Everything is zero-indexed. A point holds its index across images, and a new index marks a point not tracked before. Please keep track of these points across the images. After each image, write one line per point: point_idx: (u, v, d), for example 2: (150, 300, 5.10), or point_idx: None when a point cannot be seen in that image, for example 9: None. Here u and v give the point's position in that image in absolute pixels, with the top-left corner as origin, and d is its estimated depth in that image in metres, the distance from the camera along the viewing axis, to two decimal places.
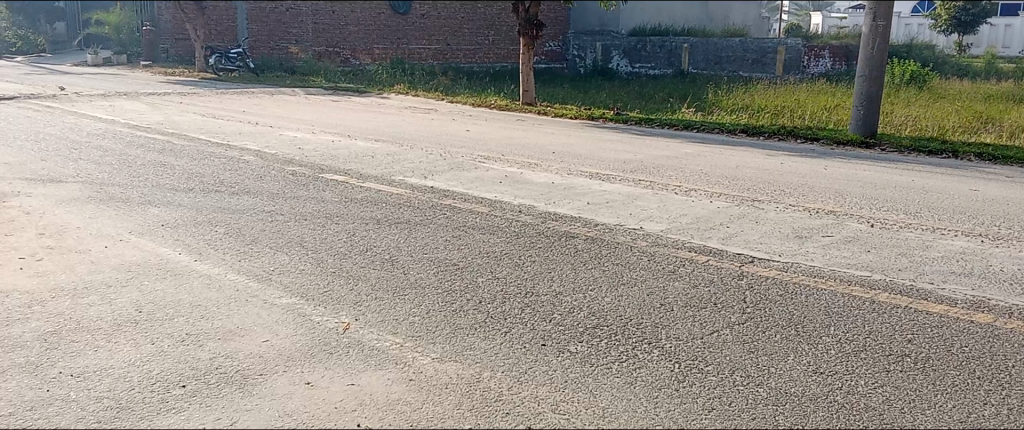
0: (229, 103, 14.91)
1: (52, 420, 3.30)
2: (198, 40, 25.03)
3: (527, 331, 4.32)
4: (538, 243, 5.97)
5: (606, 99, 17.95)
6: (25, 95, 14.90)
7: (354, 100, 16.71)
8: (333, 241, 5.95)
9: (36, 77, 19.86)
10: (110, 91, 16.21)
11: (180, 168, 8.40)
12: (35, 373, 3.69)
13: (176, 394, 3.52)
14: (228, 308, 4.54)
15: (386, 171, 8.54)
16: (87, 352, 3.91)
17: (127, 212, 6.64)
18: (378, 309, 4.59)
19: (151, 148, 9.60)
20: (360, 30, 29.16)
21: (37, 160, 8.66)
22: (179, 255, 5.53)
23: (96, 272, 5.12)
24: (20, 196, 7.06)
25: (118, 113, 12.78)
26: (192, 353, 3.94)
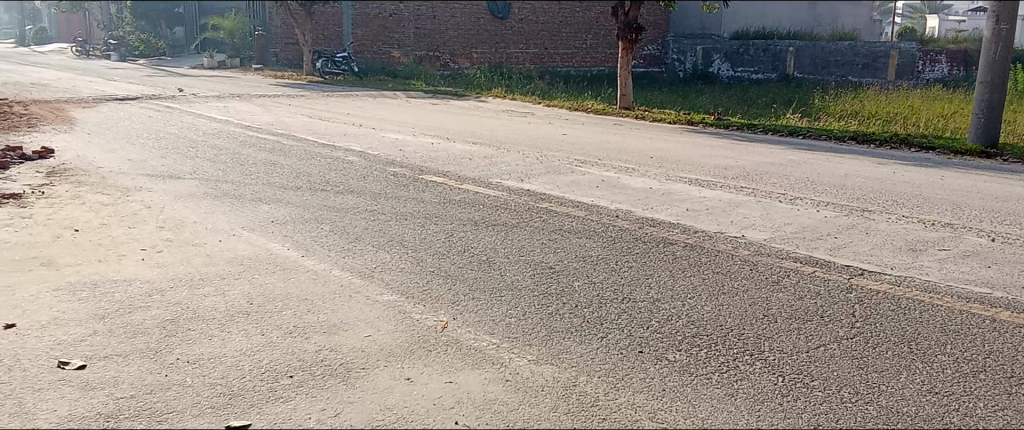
0: (334, 105, 15.41)
1: (170, 403, 3.45)
2: (306, 44, 25.98)
3: (624, 337, 4.28)
4: (636, 248, 5.91)
5: (706, 105, 17.59)
6: (148, 96, 15.83)
7: (453, 104, 17.00)
8: (432, 241, 6.06)
9: (158, 79, 21.04)
10: (225, 93, 17.02)
11: (288, 168, 8.74)
12: (155, 358, 3.87)
13: (284, 384, 3.65)
14: (334, 303, 4.69)
15: (484, 173, 8.64)
16: (202, 340, 4.10)
17: (239, 209, 6.95)
18: (475, 309, 4.64)
19: (262, 147, 10.04)
20: (460, 34, 29.62)
21: (158, 157, 9.17)
22: (288, 250, 5.75)
23: (211, 264, 5.38)
24: (142, 191, 7.50)
25: (232, 114, 13.40)
26: (300, 345, 4.08)
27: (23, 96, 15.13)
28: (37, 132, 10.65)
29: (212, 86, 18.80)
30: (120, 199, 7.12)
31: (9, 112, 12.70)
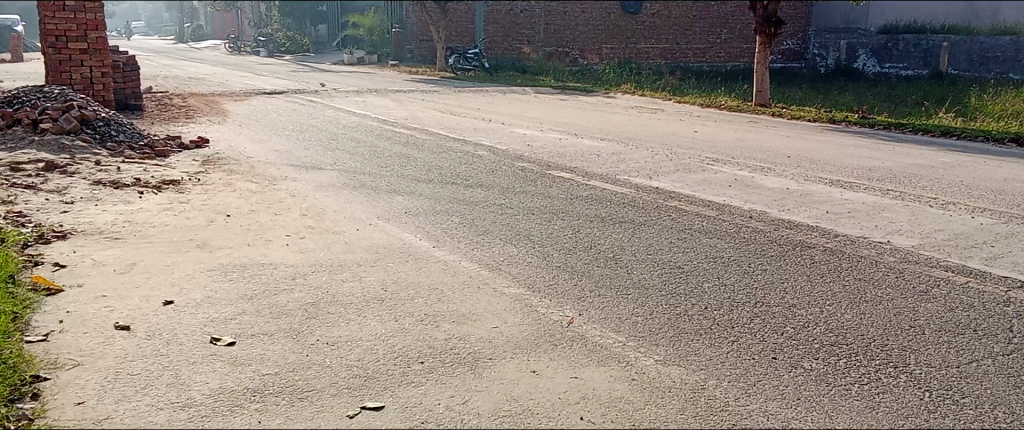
0: (466, 101, 15.73)
1: (310, 382, 3.62)
2: (440, 41, 26.62)
3: (757, 342, 4.14)
4: (770, 251, 5.70)
5: (849, 102, 16.71)
6: (293, 91, 16.70)
7: (581, 99, 16.97)
8: (559, 236, 6.08)
9: (302, 74, 22.14)
10: (363, 88, 17.71)
11: (421, 161, 9.00)
12: (297, 339, 4.08)
13: (416, 369, 3.76)
14: (462, 294, 4.80)
15: (612, 170, 8.57)
16: (340, 324, 4.30)
17: (375, 199, 7.22)
18: (601, 306, 4.62)
19: (396, 141, 10.38)
20: (590, 29, 29.53)
21: (301, 149, 9.66)
22: (420, 241, 5.92)
23: (348, 252, 5.61)
24: (287, 180, 7.93)
25: (369, 108, 13.92)
26: (430, 332, 4.20)
27: (182, 90, 16.33)
28: (195, 124, 11.46)
29: (351, 82, 19.63)
30: (267, 188, 7.55)
31: (170, 104, 13.72)
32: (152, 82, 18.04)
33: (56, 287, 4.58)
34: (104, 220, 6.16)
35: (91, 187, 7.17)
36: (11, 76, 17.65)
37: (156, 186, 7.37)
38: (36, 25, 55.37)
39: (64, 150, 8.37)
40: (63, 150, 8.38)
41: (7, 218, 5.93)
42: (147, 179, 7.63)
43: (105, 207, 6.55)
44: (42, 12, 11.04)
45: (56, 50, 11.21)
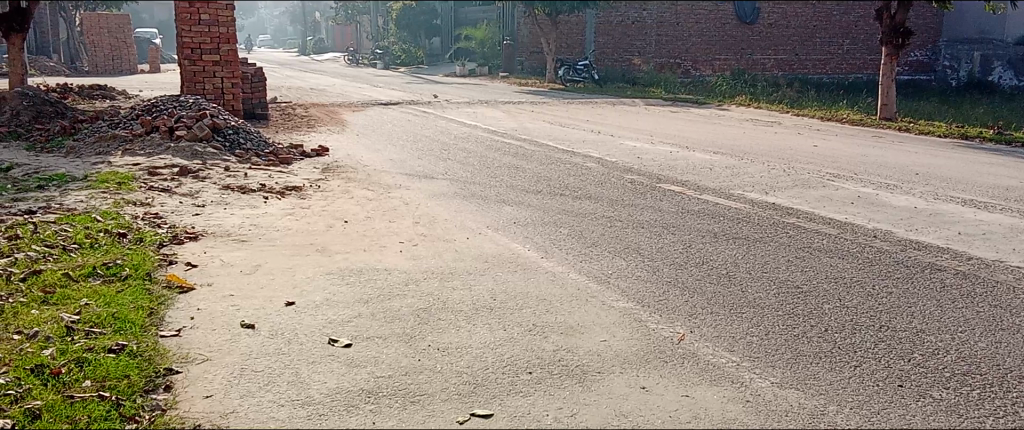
0: (576, 112, 15.73)
1: (421, 386, 3.69)
2: (550, 52, 26.75)
3: (881, 368, 3.93)
4: (896, 272, 5.42)
5: (983, 116, 15.71)
6: (407, 102, 17.18)
7: (694, 111, 16.67)
8: (669, 251, 5.97)
9: (416, 85, 22.76)
10: (474, 99, 18.04)
11: (531, 171, 9.07)
12: (410, 343, 4.18)
13: (524, 379, 3.78)
14: (571, 305, 4.78)
15: (726, 184, 8.37)
16: (450, 330, 4.37)
17: (485, 209, 7.31)
18: (714, 324, 4.50)
19: (506, 152, 10.49)
20: (704, 40, 29.08)
21: (414, 158, 9.91)
22: (529, 251, 5.96)
23: (459, 260, 5.71)
24: (401, 188, 8.16)
25: (481, 119, 14.15)
26: (539, 343, 4.21)
27: (304, 100, 17.08)
28: (316, 133, 11.96)
29: (463, 93, 20.00)
30: (382, 195, 7.78)
31: (294, 114, 14.37)
32: (277, 92, 18.98)
33: (188, 285, 4.86)
34: (233, 223, 6.50)
35: (220, 191, 7.59)
36: (151, 87, 18.95)
37: (279, 191, 7.72)
38: (174, 39, 59.25)
39: (197, 157, 8.90)
40: (196, 156, 8.92)
41: (145, 219, 6.34)
42: (271, 185, 8.01)
43: (232, 210, 6.91)
44: (179, 26, 11.81)
45: (191, 62, 11.95)
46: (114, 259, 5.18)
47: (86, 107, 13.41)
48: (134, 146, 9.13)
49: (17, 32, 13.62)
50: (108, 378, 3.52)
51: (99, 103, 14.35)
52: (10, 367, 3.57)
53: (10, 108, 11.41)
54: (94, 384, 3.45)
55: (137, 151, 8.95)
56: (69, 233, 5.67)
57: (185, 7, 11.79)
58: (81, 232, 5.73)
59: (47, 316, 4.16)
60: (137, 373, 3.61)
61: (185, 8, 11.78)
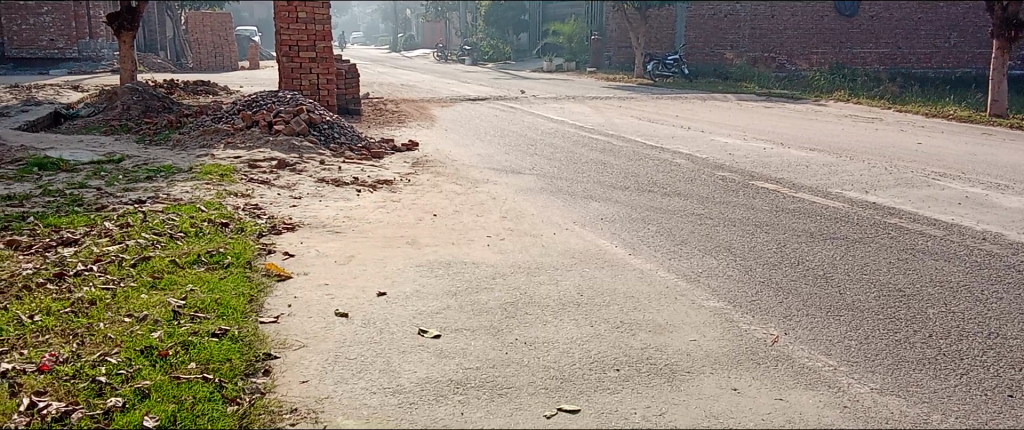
0: (665, 108, 15.51)
1: (509, 379, 3.72)
2: (638, 47, 26.44)
3: (991, 377, 3.73)
4: (1007, 277, 5.12)
5: None
6: (495, 97, 17.31)
7: (788, 107, 16.17)
8: (762, 250, 5.82)
9: (504, 81, 22.92)
10: (562, 95, 18.01)
11: (619, 167, 9.00)
12: (497, 336, 4.21)
13: (612, 376, 3.76)
14: (659, 304, 4.72)
15: (822, 182, 8.09)
16: (537, 325, 4.38)
17: (573, 204, 7.30)
18: (810, 326, 4.36)
19: (594, 147, 10.44)
20: (800, 34, 28.20)
21: (502, 153, 9.98)
22: (617, 248, 5.92)
23: (546, 255, 5.72)
24: (488, 182, 8.23)
25: (568, 114, 14.13)
26: (627, 340, 4.17)
27: (395, 96, 17.44)
28: (406, 128, 12.20)
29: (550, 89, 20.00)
30: (470, 190, 7.87)
31: (385, 109, 14.69)
32: (369, 88, 19.43)
33: (286, 274, 5.04)
34: (327, 214, 6.70)
35: (316, 184, 7.83)
36: (251, 82, 19.70)
37: (371, 185, 7.91)
38: (272, 36, 61.39)
39: (293, 150, 9.21)
40: (293, 150, 9.23)
41: (245, 209, 6.60)
42: (364, 178, 8.21)
43: (327, 203, 7.12)
44: (278, 24, 12.22)
45: (289, 58, 12.36)
46: (217, 247, 5.41)
47: (192, 102, 14.06)
48: (235, 139, 9.52)
49: (129, 31, 14.37)
50: (212, 361, 3.66)
51: (202, 98, 15.03)
52: (123, 347, 3.77)
53: (122, 103, 12.06)
54: (198, 366, 3.60)
55: (238, 144, 9.32)
56: (176, 222, 5.96)
57: (283, 6, 12.18)
58: (186, 221, 6.01)
59: (156, 301, 4.38)
60: (238, 357, 3.75)
61: (284, 6, 12.18)
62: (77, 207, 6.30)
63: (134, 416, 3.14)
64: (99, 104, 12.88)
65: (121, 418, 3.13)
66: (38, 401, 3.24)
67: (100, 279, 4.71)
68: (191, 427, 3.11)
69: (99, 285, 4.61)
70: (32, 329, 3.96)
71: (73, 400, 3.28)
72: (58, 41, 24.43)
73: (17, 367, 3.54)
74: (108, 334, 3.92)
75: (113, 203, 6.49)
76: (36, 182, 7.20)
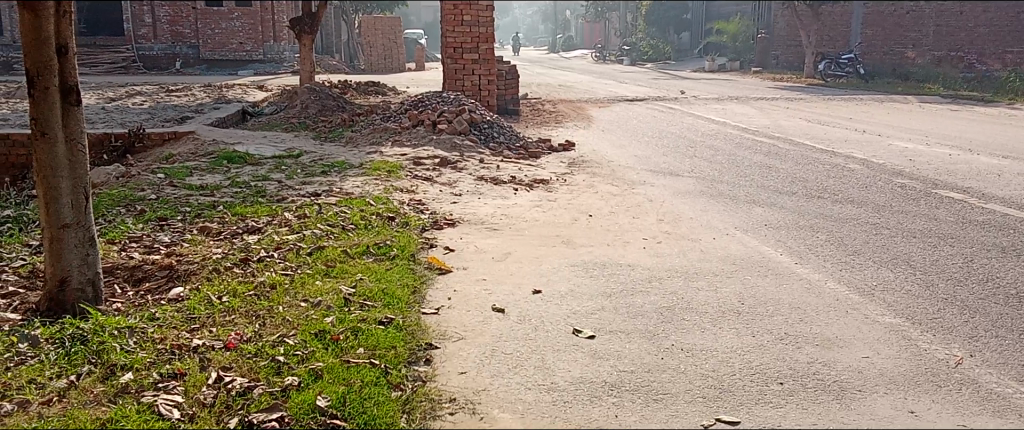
0: (836, 110, 14.69)
1: (665, 385, 3.65)
2: (809, 46, 25.19)
3: None
4: None
5: None
6: (654, 98, 17.06)
7: (978, 110, 14.84)
8: (945, 264, 5.37)
9: (663, 81, 22.55)
10: (724, 95, 17.50)
11: (785, 172, 8.61)
12: (653, 341, 4.14)
13: (775, 390, 3.60)
14: (828, 317, 4.47)
15: (1017, 193, 7.37)
16: (695, 332, 4.27)
17: (735, 209, 7.07)
18: (998, 349, 3.99)
19: (758, 150, 10.05)
20: (994, 32, 25.86)
21: (660, 155, 9.82)
22: (781, 255, 5.67)
23: (705, 260, 5.56)
24: (646, 184, 8.13)
25: (730, 116, 13.70)
26: (792, 353, 3.98)
27: (554, 96, 17.61)
28: (564, 128, 12.27)
29: (713, 89, 19.47)
30: (627, 191, 7.80)
31: (543, 109, 14.86)
32: (528, 89, 19.69)
33: (446, 268, 5.22)
34: (486, 211, 6.87)
35: (475, 182, 8.04)
36: (417, 83, 20.53)
37: (528, 183, 8.03)
38: (437, 38, 63.66)
39: (455, 149, 9.51)
40: (454, 149, 9.52)
41: (409, 204, 6.88)
42: (521, 177, 8.34)
43: (485, 200, 7.30)
44: (445, 27, 12.64)
45: (453, 60, 12.77)
46: (384, 240, 5.68)
47: (363, 102, 14.85)
48: (402, 138, 9.96)
49: (308, 34, 15.38)
50: (379, 347, 3.84)
51: (372, 98, 15.83)
52: (299, 330, 4.04)
53: (301, 103, 12.94)
54: (366, 352, 3.79)
55: (404, 143, 9.74)
56: (347, 214, 6.31)
57: (450, 9, 12.58)
58: (356, 214, 6.35)
59: (329, 288, 4.65)
60: (403, 345, 3.91)
61: (450, 9, 12.58)
62: (260, 199, 6.81)
63: (308, 395, 3.34)
64: (280, 103, 13.86)
65: (297, 396, 3.34)
66: (224, 376, 3.52)
67: (280, 265, 5.08)
68: (359, 410, 3.26)
69: (279, 271, 4.97)
70: (220, 308, 4.32)
71: (255, 376, 3.54)
72: (247, 44, 26.47)
73: (207, 343, 3.87)
74: (286, 317, 4.21)
75: (292, 195, 6.97)
76: (225, 174, 7.86)
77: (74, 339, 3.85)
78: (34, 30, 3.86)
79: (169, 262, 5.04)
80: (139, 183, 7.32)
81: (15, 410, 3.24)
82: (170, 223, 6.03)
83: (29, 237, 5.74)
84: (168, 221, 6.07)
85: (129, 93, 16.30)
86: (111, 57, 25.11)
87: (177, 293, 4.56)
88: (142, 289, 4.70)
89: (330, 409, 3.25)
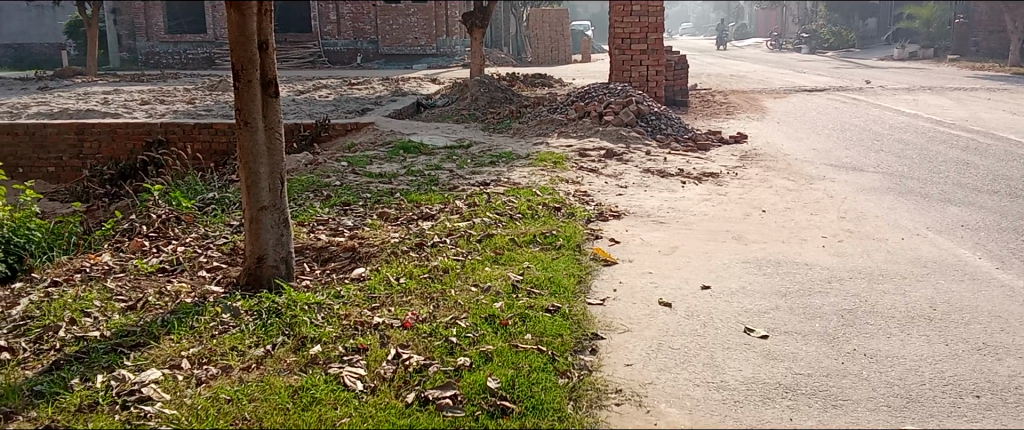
0: None
1: (845, 391, 3.45)
2: (1014, 32, 22.75)
3: None
4: None
5: None
6: (835, 88, 16.11)
7: None
8: None
9: (845, 71, 21.25)
10: (915, 86, 16.23)
11: (986, 169, 7.87)
12: (832, 344, 3.93)
13: (970, 403, 3.32)
14: None
15: None
16: (879, 337, 4.01)
17: (925, 208, 6.56)
18: None
19: (954, 145, 9.25)
20: None
21: (841, 148, 9.27)
22: (979, 259, 5.19)
23: (892, 262, 5.19)
24: (825, 180, 7.70)
25: (921, 108, 12.67)
26: (990, 365, 3.65)
27: (725, 87, 17.05)
28: (735, 120, 11.85)
29: (902, 79, 18.10)
30: (804, 186, 7.43)
31: (713, 101, 14.43)
32: (698, 79, 19.19)
33: (611, 259, 5.20)
34: (653, 205, 6.77)
35: (642, 174, 7.95)
36: (584, 75, 20.54)
37: (697, 177, 7.84)
38: (605, 31, 63.32)
39: (621, 140, 9.45)
40: (621, 140, 9.47)
41: (575, 196, 6.91)
42: (690, 170, 8.15)
43: (652, 193, 7.19)
44: (613, 18, 12.57)
45: (621, 51, 12.68)
46: (551, 229, 5.75)
47: (531, 94, 15.07)
48: (568, 129, 10.03)
49: (480, 28, 15.80)
50: (547, 334, 3.90)
51: (539, 90, 16.04)
52: (470, 313, 4.18)
53: (472, 95, 13.34)
54: (534, 338, 3.86)
55: (570, 134, 9.81)
56: (515, 204, 6.44)
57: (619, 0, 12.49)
58: (523, 204, 6.46)
59: (498, 274, 4.78)
60: (569, 333, 3.94)
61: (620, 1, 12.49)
62: (434, 187, 7.10)
63: (479, 376, 3.45)
64: (451, 96, 14.34)
65: (469, 376, 3.46)
66: (402, 353, 3.72)
67: (452, 250, 5.28)
68: (528, 394, 3.33)
69: (451, 256, 5.16)
70: (398, 289, 4.56)
71: (430, 355, 3.70)
72: (422, 39, 27.71)
73: (386, 321, 4.09)
74: (458, 300, 4.37)
75: (463, 184, 7.20)
76: (402, 163, 8.24)
77: (271, 312, 4.19)
78: (239, 27, 4.20)
79: (352, 244, 5.37)
80: (325, 170, 7.83)
81: (220, 374, 3.58)
82: (352, 208, 6.42)
83: (230, 218, 6.30)
84: (350, 207, 6.47)
85: (316, 86, 17.45)
86: (300, 53, 27.01)
87: (359, 273, 4.85)
88: (328, 269, 5.04)
89: (500, 391, 3.34)
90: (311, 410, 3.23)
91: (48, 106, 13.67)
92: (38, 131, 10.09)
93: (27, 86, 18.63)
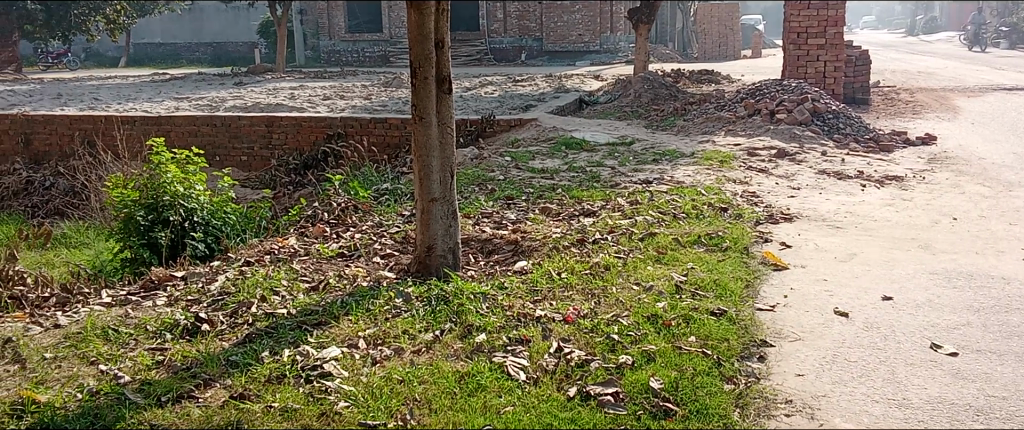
0: None
1: None
2: None
3: None
4: None
5: None
6: None
7: None
8: None
9: None
10: None
11: None
12: None
13: None
14: None
15: None
16: None
17: None
18: None
19: None
20: None
21: None
22: None
23: None
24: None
25: None
26: None
27: (911, 84, 15.86)
28: (922, 120, 10.99)
29: None
30: (1002, 193, 6.78)
31: (897, 99, 13.46)
32: (879, 76, 17.95)
33: (782, 264, 4.97)
34: (829, 208, 6.42)
35: (816, 175, 7.56)
36: (753, 71, 19.81)
37: (878, 180, 7.34)
38: (776, 24, 60.64)
39: (794, 140, 9.03)
40: (794, 139, 9.05)
41: (743, 196, 6.67)
42: (870, 172, 7.66)
43: (828, 196, 6.82)
44: (789, 12, 12.03)
45: (796, 46, 12.10)
46: (716, 230, 5.59)
47: (696, 91, 14.72)
48: (736, 127, 9.71)
49: (645, 24, 15.58)
50: (711, 338, 3.79)
51: (705, 87, 15.63)
52: (632, 311, 4.14)
53: (636, 91, 13.20)
54: (698, 341, 3.77)
55: (738, 132, 9.50)
56: (679, 203, 6.31)
57: None
58: (688, 203, 6.32)
59: (661, 274, 4.71)
60: (736, 338, 3.81)
61: None
62: (596, 184, 7.09)
63: (641, 376, 3.41)
64: (615, 92, 14.26)
65: (630, 375, 3.44)
66: (563, 347, 3.75)
67: (613, 248, 5.25)
68: (692, 398, 3.26)
69: (612, 254, 5.14)
70: (560, 284, 4.60)
71: (591, 350, 3.71)
72: (585, 36, 27.82)
73: (548, 315, 4.14)
74: (620, 298, 4.35)
75: (625, 181, 7.15)
76: (564, 159, 8.30)
77: (439, 299, 4.35)
78: (418, 26, 4.39)
79: (515, 238, 5.47)
80: (490, 164, 8.03)
81: (393, 355, 3.77)
82: (515, 203, 6.54)
83: (402, 208, 6.60)
84: (514, 201, 6.59)
85: (482, 82, 17.91)
86: (468, 51, 27.80)
87: (522, 266, 4.93)
88: (492, 260, 5.17)
89: (663, 392, 3.29)
90: (477, 396, 3.33)
91: (242, 100, 14.91)
92: (234, 123, 10.99)
93: (224, 81, 20.40)
